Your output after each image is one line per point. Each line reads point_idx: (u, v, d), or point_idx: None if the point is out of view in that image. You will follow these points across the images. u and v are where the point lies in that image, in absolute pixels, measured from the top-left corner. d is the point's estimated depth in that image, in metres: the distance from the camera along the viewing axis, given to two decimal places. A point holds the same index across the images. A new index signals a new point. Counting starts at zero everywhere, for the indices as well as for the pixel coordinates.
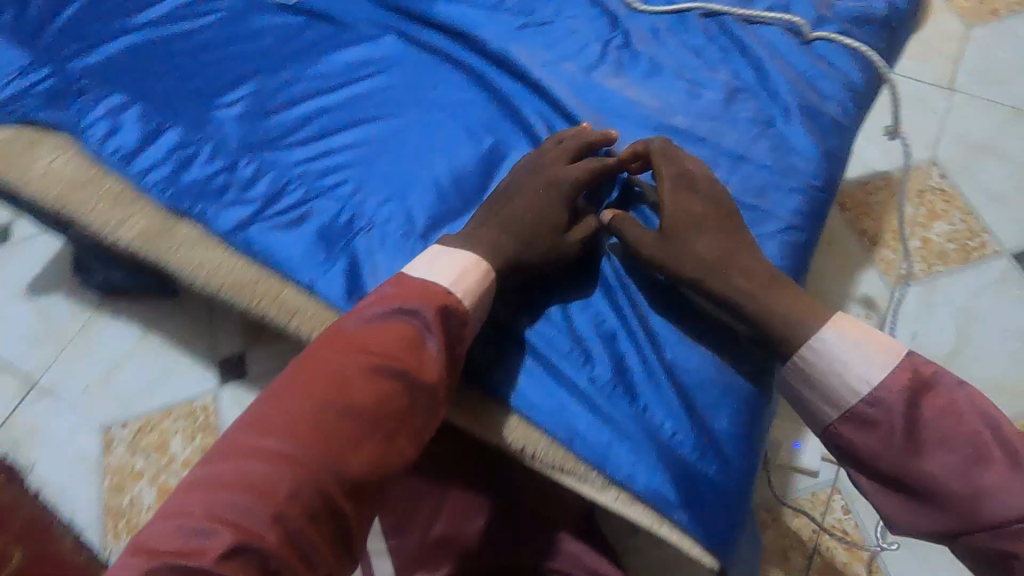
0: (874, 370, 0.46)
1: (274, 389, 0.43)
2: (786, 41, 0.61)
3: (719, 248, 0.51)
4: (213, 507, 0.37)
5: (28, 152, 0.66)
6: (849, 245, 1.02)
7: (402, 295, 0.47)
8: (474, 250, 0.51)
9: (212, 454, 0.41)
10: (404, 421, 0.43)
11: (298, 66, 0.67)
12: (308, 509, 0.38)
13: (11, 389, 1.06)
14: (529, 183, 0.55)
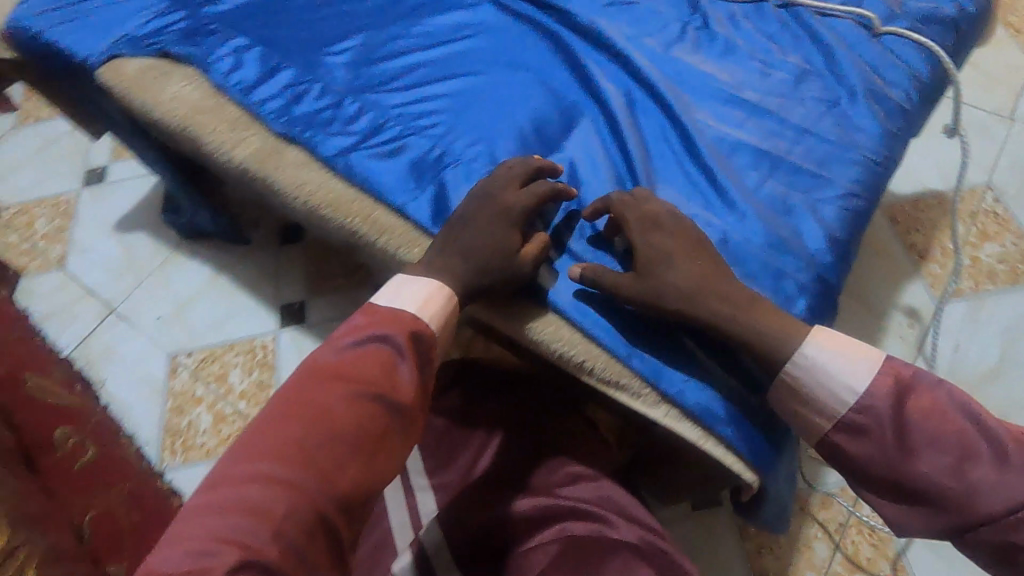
0: (859, 377, 0.46)
1: (262, 419, 0.46)
2: (857, 33, 0.66)
3: (692, 277, 0.52)
4: (216, 529, 0.39)
5: (160, 79, 0.74)
6: (896, 256, 1.04)
7: (373, 323, 0.50)
8: (429, 277, 0.54)
9: (206, 484, 0.44)
10: (384, 440, 0.47)
11: (401, 24, 0.75)
12: (303, 524, 0.41)
13: (94, 311, 1.16)
14: (487, 212, 0.57)
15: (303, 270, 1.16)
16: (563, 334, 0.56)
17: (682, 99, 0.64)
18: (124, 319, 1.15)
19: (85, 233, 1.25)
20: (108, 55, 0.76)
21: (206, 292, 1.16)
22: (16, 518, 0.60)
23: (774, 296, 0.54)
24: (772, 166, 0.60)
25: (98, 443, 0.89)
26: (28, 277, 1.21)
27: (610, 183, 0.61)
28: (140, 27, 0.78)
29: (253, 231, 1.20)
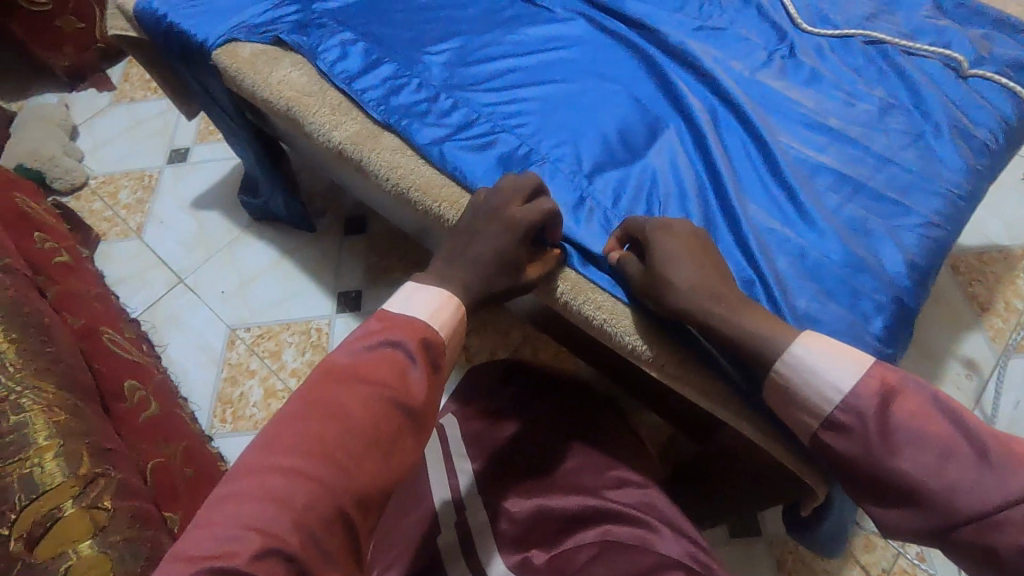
0: (844, 377, 0.43)
1: (280, 415, 0.45)
2: (944, 73, 0.68)
3: (696, 277, 0.53)
4: (243, 516, 0.40)
5: (270, 63, 0.80)
6: (958, 305, 1.02)
7: (385, 328, 0.50)
8: (439, 288, 0.54)
9: (227, 476, 0.43)
10: (399, 440, 0.46)
11: (498, 31, 0.79)
12: (322, 517, 0.41)
13: (164, 279, 1.23)
14: (486, 228, 0.58)
15: (363, 261, 1.20)
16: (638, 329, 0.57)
17: (766, 120, 0.66)
18: (191, 290, 1.21)
19: (163, 206, 1.33)
20: (225, 38, 0.82)
21: (269, 272, 1.21)
22: (96, 450, 0.63)
23: (851, 313, 0.55)
24: (852, 191, 0.61)
25: (161, 400, 0.93)
26: (108, 241, 1.29)
27: (690, 191, 0.63)
28: (256, 16, 0.84)
29: (319, 219, 1.26)
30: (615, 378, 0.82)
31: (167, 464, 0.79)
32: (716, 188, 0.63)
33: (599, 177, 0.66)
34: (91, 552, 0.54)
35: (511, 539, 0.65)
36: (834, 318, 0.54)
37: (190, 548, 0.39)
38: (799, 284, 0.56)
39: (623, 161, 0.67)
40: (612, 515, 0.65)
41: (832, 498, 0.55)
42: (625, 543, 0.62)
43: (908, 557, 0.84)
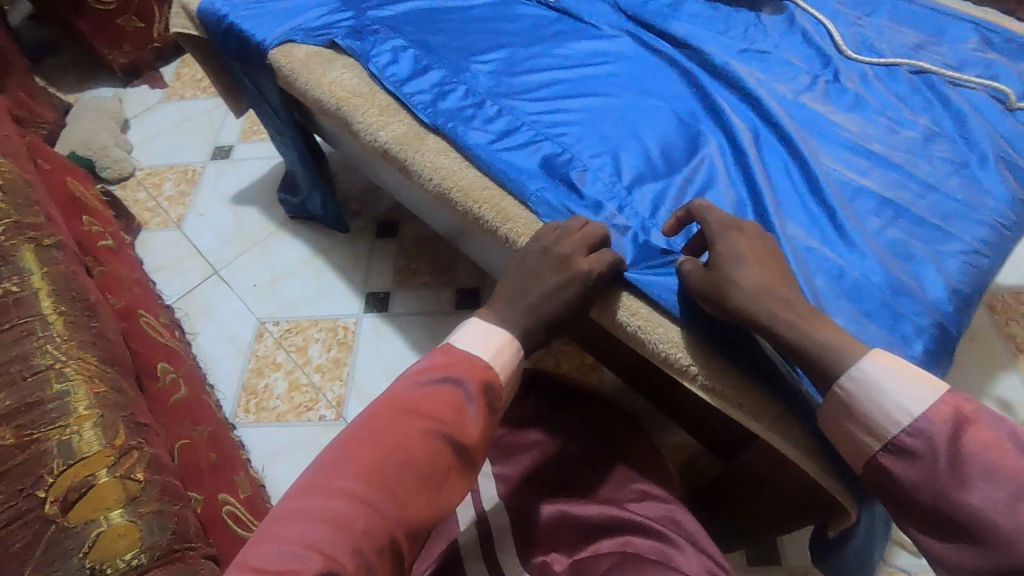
0: (916, 401, 0.42)
1: (342, 440, 0.47)
2: (991, 105, 0.68)
3: (761, 280, 0.52)
4: (305, 536, 0.41)
5: (324, 64, 0.83)
6: (994, 345, 1.00)
7: (449, 364, 0.51)
8: (500, 328, 0.55)
9: (289, 493, 0.45)
10: (449, 476, 0.47)
11: (545, 45, 0.81)
12: (376, 545, 0.42)
13: (200, 270, 1.26)
14: (544, 254, 0.59)
15: (393, 263, 1.22)
16: (673, 336, 0.58)
17: (808, 141, 0.67)
18: (225, 282, 1.24)
19: (203, 200, 1.37)
20: (282, 39, 0.86)
21: (303, 269, 1.24)
22: (132, 424, 0.65)
23: (891, 334, 0.54)
24: (895, 215, 0.61)
25: (189, 385, 0.94)
26: (149, 230, 1.33)
27: (730, 206, 0.63)
28: (313, 20, 0.88)
29: (353, 220, 1.28)
30: (644, 390, 0.82)
31: (193, 445, 0.80)
32: (756, 204, 0.63)
33: (639, 188, 0.67)
34: (121, 521, 0.55)
35: (524, 543, 0.65)
36: (873, 337, 0.54)
37: (252, 560, 0.40)
38: (839, 304, 0.56)
39: (663, 174, 0.67)
40: (635, 527, 0.64)
41: (865, 517, 0.54)
42: (644, 557, 0.61)
43: None
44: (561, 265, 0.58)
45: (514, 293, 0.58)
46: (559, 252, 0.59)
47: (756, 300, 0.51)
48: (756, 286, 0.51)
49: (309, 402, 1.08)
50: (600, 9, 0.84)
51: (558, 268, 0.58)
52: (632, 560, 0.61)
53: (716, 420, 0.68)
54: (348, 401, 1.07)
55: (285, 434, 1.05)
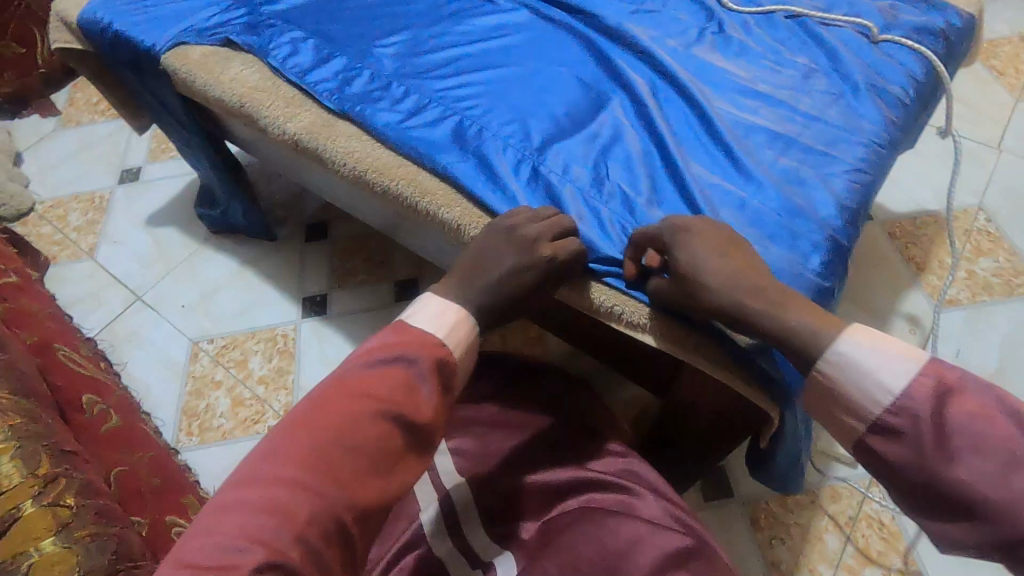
0: (895, 377, 0.43)
1: (288, 424, 0.46)
2: (858, 40, 0.73)
3: (727, 276, 0.52)
4: (245, 528, 0.40)
5: (222, 63, 0.81)
6: (898, 267, 1.09)
7: (401, 343, 0.50)
8: (454, 303, 0.55)
9: (229, 482, 0.44)
10: (400, 458, 0.47)
11: (445, 24, 0.82)
12: (323, 531, 0.42)
13: (120, 298, 1.20)
14: (496, 239, 0.59)
15: (327, 266, 1.20)
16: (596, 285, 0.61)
17: (702, 89, 0.70)
18: (150, 306, 1.18)
19: (116, 226, 1.30)
20: (174, 42, 0.83)
21: (232, 283, 1.20)
22: (56, 452, 0.61)
23: (792, 253, 0.58)
24: (785, 146, 0.66)
25: (123, 414, 0.89)
26: (59, 264, 1.25)
27: (637, 156, 0.67)
28: (205, 21, 0.85)
29: (280, 228, 1.25)
30: (586, 349, 0.84)
31: (133, 471, 0.77)
32: (661, 151, 0.67)
33: (549, 149, 0.69)
34: (55, 549, 0.52)
35: (493, 517, 0.67)
36: (776, 257, 0.58)
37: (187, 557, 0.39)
38: (746, 233, 0.60)
39: (571, 133, 0.70)
40: (600, 482, 0.66)
41: (789, 417, 0.58)
42: (606, 509, 0.63)
43: (873, 502, 0.87)
44: (527, 249, 0.58)
45: (470, 270, 0.57)
46: (525, 235, 0.59)
47: (730, 287, 0.52)
48: (735, 284, 0.52)
49: (255, 415, 1.05)
50: None
51: (524, 250, 0.58)
52: (592, 513, 0.63)
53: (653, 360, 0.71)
54: None
55: (233, 452, 1.02)
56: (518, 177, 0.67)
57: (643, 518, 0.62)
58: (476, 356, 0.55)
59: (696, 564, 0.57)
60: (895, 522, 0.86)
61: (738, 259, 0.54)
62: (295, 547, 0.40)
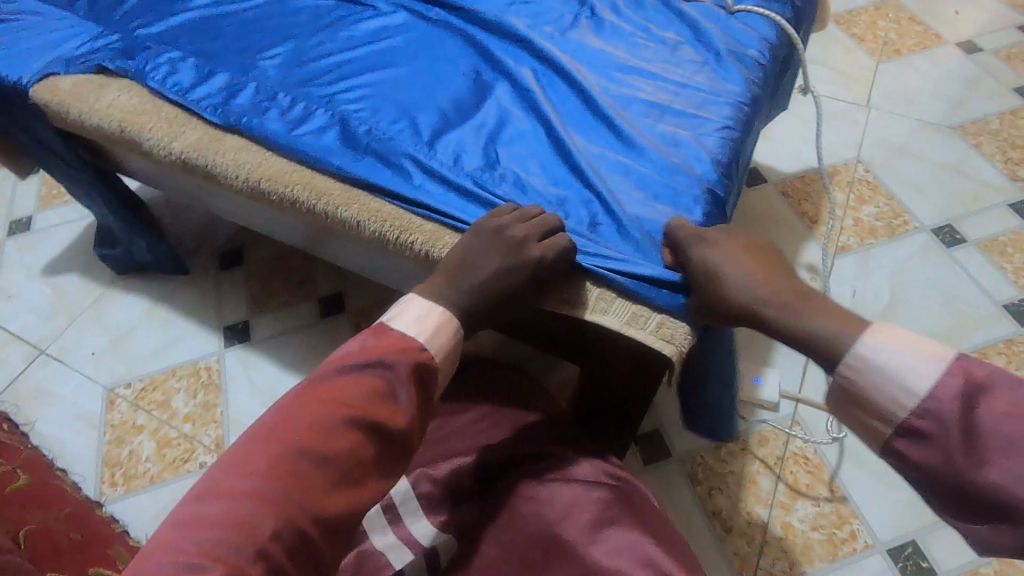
0: (919, 380, 0.42)
1: (254, 434, 0.44)
2: (716, 11, 0.79)
3: (756, 282, 0.53)
4: (204, 545, 0.38)
5: (96, 90, 0.78)
6: (793, 222, 1.17)
7: (379, 348, 0.49)
8: (438, 304, 0.54)
9: (188, 498, 0.41)
10: (373, 468, 0.45)
11: (328, 32, 0.82)
12: (287, 546, 0.39)
13: (21, 355, 1.12)
14: (481, 242, 0.59)
15: (246, 291, 1.16)
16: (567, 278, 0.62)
17: (579, 69, 0.74)
18: (56, 358, 1.11)
19: (10, 280, 1.21)
20: (41, 74, 0.80)
21: (145, 322, 1.14)
22: None
23: (674, 209, 0.63)
24: (660, 113, 0.70)
25: (34, 472, 0.83)
26: None
27: (526, 138, 0.70)
28: (74, 50, 0.82)
29: (192, 260, 1.21)
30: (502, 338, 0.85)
31: (46, 528, 0.71)
32: (546, 130, 0.70)
33: (440, 140, 0.70)
34: None
35: (431, 504, 0.65)
36: (660, 215, 0.63)
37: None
38: (631, 196, 0.64)
39: (459, 123, 0.72)
40: (531, 454, 0.67)
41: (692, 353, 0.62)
42: (539, 476, 0.64)
43: (797, 440, 0.93)
44: (514, 251, 0.58)
45: (451, 272, 0.57)
46: (513, 237, 0.59)
47: (748, 292, 0.53)
48: (756, 290, 0.52)
49: (184, 454, 1.00)
50: None
51: (511, 253, 0.57)
52: (528, 481, 0.64)
53: (552, 336, 0.72)
54: (229, 441, 1.01)
55: (165, 495, 0.97)
56: (414, 170, 0.68)
57: (577, 479, 0.63)
58: (458, 361, 0.55)
59: (628, 515, 0.59)
60: (818, 456, 0.92)
61: (757, 266, 0.54)
62: (257, 561, 0.38)
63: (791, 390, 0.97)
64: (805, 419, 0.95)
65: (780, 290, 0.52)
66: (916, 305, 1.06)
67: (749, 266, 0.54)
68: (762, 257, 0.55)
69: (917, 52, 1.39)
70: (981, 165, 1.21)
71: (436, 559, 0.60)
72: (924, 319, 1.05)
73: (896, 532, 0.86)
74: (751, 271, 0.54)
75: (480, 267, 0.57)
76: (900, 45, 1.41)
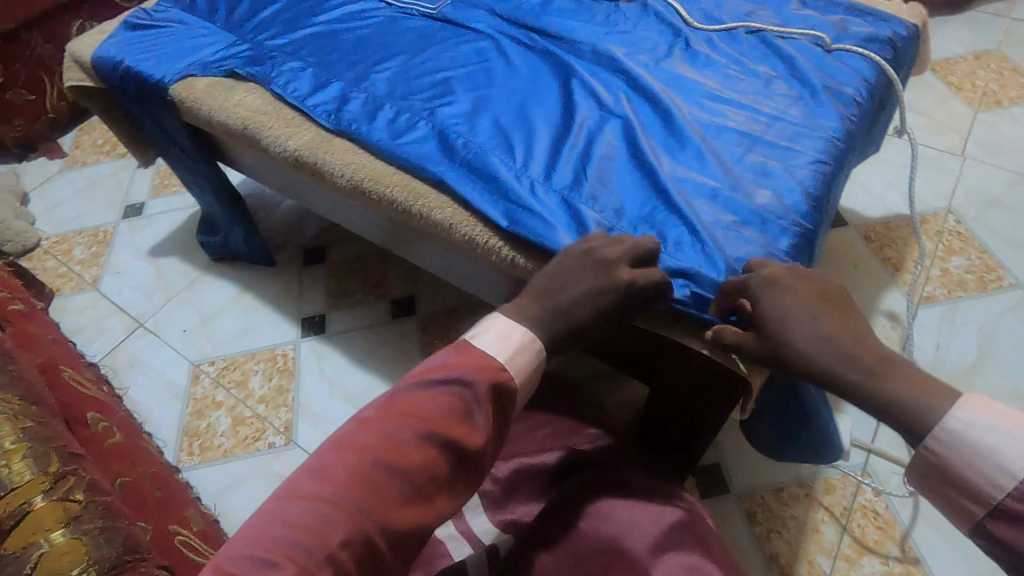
0: (1016, 458, 0.40)
1: (337, 440, 0.46)
2: (812, 48, 0.79)
3: (814, 337, 0.50)
4: (279, 544, 0.40)
5: (226, 91, 0.87)
6: (875, 268, 1.13)
7: (461, 365, 0.50)
8: (521, 325, 0.55)
9: (274, 494, 0.44)
10: (443, 484, 0.46)
11: (433, 50, 0.88)
12: (354, 555, 0.41)
13: (122, 326, 1.23)
14: (572, 255, 0.62)
15: (325, 287, 1.23)
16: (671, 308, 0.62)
17: (672, 97, 0.77)
18: (151, 332, 1.21)
19: (119, 258, 1.34)
20: (181, 74, 0.90)
21: (232, 306, 1.23)
22: (66, 454, 0.57)
23: (760, 236, 0.64)
24: (751, 142, 0.71)
25: (125, 431, 0.89)
26: (63, 296, 1.29)
27: (614, 158, 0.72)
28: (211, 55, 0.92)
29: (279, 254, 1.29)
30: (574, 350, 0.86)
31: (134, 481, 0.76)
32: (635, 152, 0.72)
33: (531, 155, 0.74)
34: (65, 540, 0.47)
35: (494, 502, 0.68)
36: (747, 241, 0.64)
37: (224, 564, 0.40)
38: (717, 220, 0.66)
39: (551, 140, 0.75)
40: (595, 465, 0.68)
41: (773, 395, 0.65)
42: (602, 490, 0.64)
43: (867, 493, 0.89)
44: (604, 271, 0.59)
45: (542, 287, 0.59)
46: (603, 257, 0.60)
47: (819, 340, 0.50)
48: (826, 338, 0.50)
49: (255, 433, 1.06)
50: (477, 14, 0.93)
51: (602, 274, 0.59)
52: (588, 492, 0.64)
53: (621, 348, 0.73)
54: (297, 426, 1.06)
55: (234, 469, 1.03)
56: (505, 180, 0.72)
57: (636, 498, 0.62)
58: (537, 380, 0.56)
59: (689, 537, 0.58)
60: (890, 513, 0.87)
61: (834, 322, 0.51)
62: (325, 566, 0.40)
63: (864, 440, 0.93)
64: (878, 473, 0.90)
65: (858, 349, 0.49)
66: (1009, 364, 1.00)
67: (821, 319, 0.51)
68: (835, 309, 0.52)
69: (1020, 103, 1.33)
70: None
71: (495, 553, 0.61)
72: (1015, 380, 0.99)
73: None
74: (827, 326, 0.51)
75: (566, 286, 0.58)
76: (1002, 96, 1.35)
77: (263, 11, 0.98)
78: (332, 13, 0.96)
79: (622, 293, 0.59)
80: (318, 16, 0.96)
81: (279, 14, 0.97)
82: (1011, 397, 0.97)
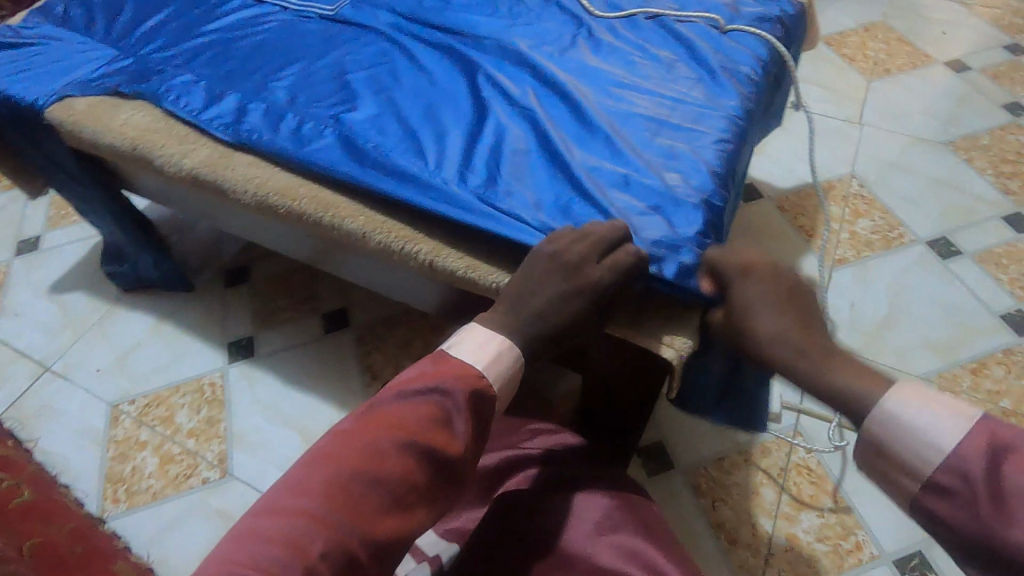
0: (944, 436, 0.39)
1: (315, 454, 0.44)
2: (709, 31, 0.81)
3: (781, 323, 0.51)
4: (253, 560, 0.38)
5: (111, 110, 0.81)
6: (791, 236, 1.18)
7: (440, 373, 0.49)
8: (500, 332, 0.54)
9: (250, 512, 0.42)
10: (427, 494, 0.44)
11: (334, 53, 0.85)
12: (333, 568, 0.38)
13: (26, 372, 1.13)
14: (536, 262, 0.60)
15: (250, 308, 1.17)
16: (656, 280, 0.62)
17: (579, 87, 0.77)
18: (61, 375, 1.12)
19: (15, 299, 1.23)
20: (57, 96, 0.82)
21: (150, 338, 1.15)
22: None
23: (671, 219, 0.65)
24: (657, 127, 0.72)
25: (37, 486, 0.82)
26: None
27: (526, 152, 0.72)
28: (90, 73, 0.85)
29: (198, 277, 1.22)
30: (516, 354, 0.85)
31: (49, 541, 0.70)
32: (546, 145, 0.72)
33: (442, 155, 0.72)
34: None
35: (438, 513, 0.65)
36: (656, 224, 0.64)
37: None
38: (631, 205, 0.66)
39: (462, 137, 0.74)
40: (538, 459, 0.68)
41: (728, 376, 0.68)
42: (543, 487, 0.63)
43: (800, 452, 0.93)
44: (572, 274, 0.58)
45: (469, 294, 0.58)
46: (569, 261, 0.58)
47: (777, 328, 0.51)
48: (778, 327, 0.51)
49: (187, 470, 1.00)
50: (377, 13, 0.90)
51: (571, 277, 0.57)
52: (530, 488, 0.63)
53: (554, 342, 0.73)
54: (232, 457, 1.01)
55: (166, 512, 0.97)
56: (417, 181, 0.70)
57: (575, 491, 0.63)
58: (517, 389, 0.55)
59: (628, 520, 0.59)
60: (821, 468, 0.92)
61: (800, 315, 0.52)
62: None
63: (792, 402, 0.98)
64: (808, 431, 0.95)
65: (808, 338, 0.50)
66: (916, 315, 1.07)
67: (787, 313, 0.52)
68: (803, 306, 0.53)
69: (905, 71, 1.43)
70: (973, 179, 1.23)
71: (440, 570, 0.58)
72: (923, 330, 1.06)
73: (899, 540, 0.86)
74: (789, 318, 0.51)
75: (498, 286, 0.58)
76: (889, 64, 1.44)
77: (147, 21, 0.92)
78: (223, 20, 0.91)
79: (569, 284, 0.57)
80: (207, 24, 0.91)
81: (165, 24, 0.91)
82: (920, 346, 1.04)
